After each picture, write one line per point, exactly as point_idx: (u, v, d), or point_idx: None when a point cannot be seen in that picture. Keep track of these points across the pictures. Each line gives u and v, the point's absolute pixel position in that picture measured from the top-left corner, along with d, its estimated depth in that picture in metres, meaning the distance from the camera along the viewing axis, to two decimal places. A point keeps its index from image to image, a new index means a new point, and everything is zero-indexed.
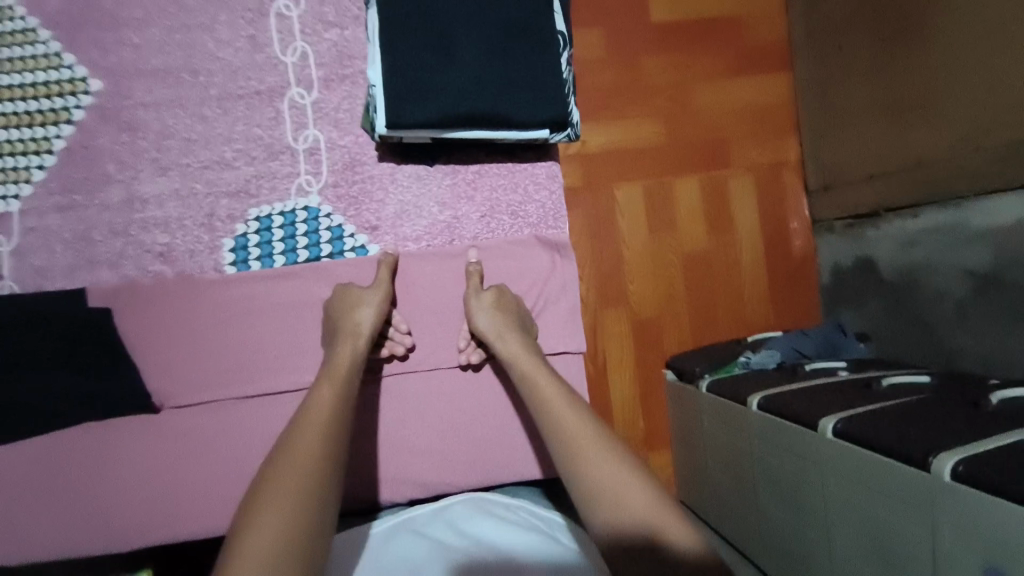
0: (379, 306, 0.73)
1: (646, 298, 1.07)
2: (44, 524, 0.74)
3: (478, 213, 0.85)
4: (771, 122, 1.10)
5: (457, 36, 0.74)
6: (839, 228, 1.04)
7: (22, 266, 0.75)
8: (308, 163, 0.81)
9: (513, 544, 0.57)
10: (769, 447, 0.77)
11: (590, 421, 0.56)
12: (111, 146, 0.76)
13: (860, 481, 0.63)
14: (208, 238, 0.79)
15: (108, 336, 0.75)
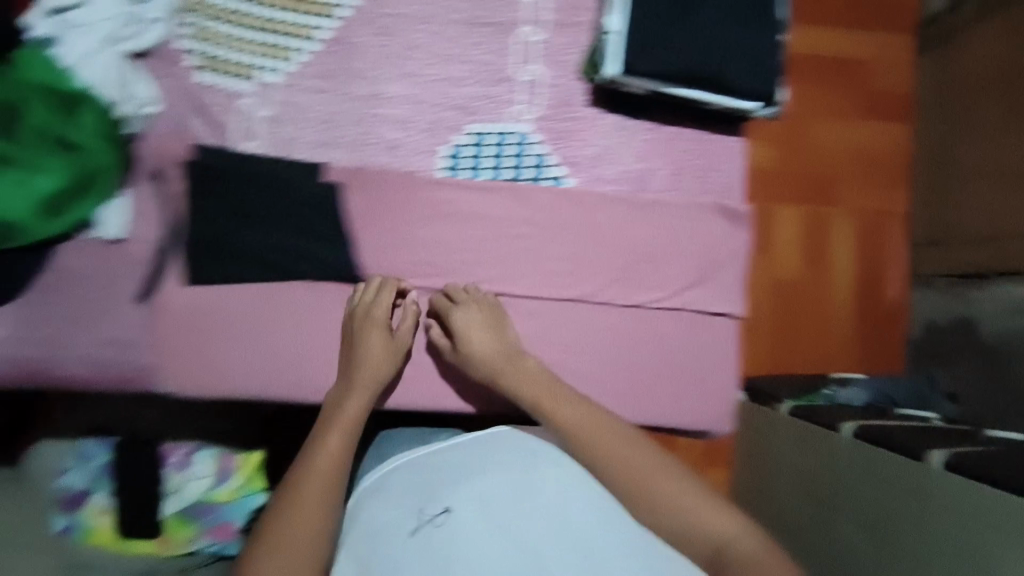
0: (388, 357, 0.81)
1: (751, 307, 1.30)
2: (248, 363, 0.82)
3: (667, 170, 0.91)
4: (885, 171, 1.33)
5: (696, 1, 0.80)
6: (940, 283, 1.25)
7: (276, 135, 0.85)
8: (526, 94, 0.88)
9: (545, 479, 0.66)
10: (856, 476, 0.83)
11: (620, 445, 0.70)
12: (365, 46, 0.85)
13: (966, 512, 0.66)
14: (429, 142, 0.87)
15: (335, 209, 0.85)
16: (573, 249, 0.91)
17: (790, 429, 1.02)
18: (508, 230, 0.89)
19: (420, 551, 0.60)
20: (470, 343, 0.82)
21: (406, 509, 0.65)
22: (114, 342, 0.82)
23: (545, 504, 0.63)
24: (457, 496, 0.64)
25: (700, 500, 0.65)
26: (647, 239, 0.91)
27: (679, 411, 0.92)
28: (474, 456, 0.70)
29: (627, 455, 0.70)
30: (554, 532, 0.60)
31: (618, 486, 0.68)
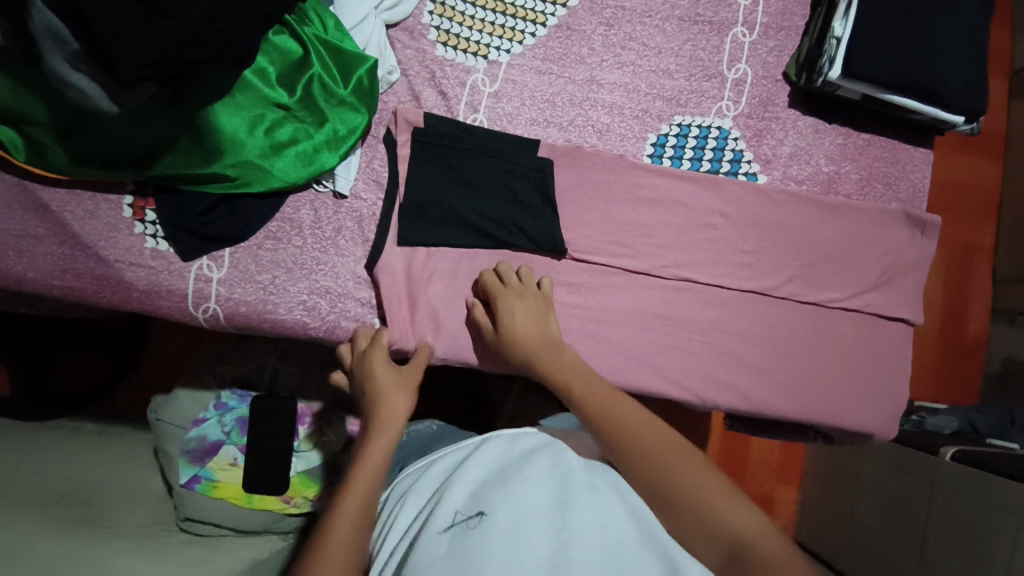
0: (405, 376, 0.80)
1: None
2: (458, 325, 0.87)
3: (858, 175, 0.94)
4: (971, 208, 1.75)
5: (922, 16, 0.85)
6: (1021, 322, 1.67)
7: (498, 110, 0.89)
8: (732, 92, 0.92)
9: (578, 482, 0.61)
10: (948, 495, 1.27)
11: (644, 437, 0.65)
12: (590, 34, 0.90)
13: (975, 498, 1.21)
14: (638, 129, 0.91)
15: (547, 185, 0.87)
16: (763, 245, 0.92)
17: (956, 477, 1.26)
18: (702, 221, 0.91)
19: (451, 551, 0.54)
20: (508, 322, 0.80)
21: (442, 510, 0.59)
22: (329, 292, 0.85)
23: (582, 509, 0.57)
24: (494, 500, 0.58)
25: (716, 496, 0.59)
26: (834, 240, 0.93)
27: (850, 415, 0.93)
28: (508, 461, 0.65)
29: (643, 434, 0.65)
30: (585, 539, 0.53)
31: (625, 462, 0.64)
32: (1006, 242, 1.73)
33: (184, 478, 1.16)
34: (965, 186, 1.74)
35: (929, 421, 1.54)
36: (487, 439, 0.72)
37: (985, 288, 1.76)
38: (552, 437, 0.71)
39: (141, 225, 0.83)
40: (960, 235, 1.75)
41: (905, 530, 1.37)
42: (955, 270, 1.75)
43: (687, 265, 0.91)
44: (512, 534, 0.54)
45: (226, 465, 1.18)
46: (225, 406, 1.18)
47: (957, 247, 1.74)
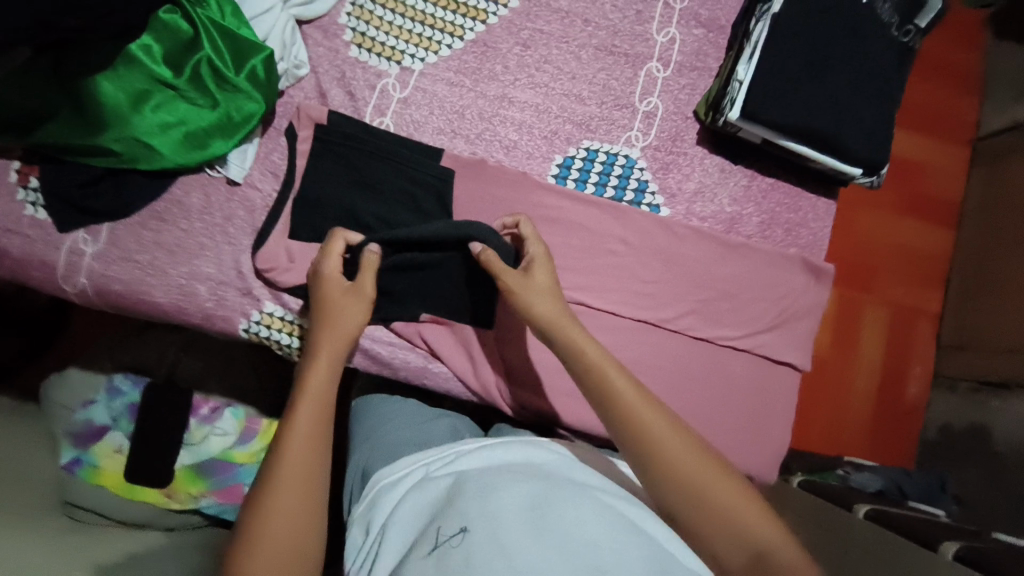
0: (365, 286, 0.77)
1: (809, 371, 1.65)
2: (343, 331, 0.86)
3: (759, 218, 0.95)
4: (917, 269, 1.76)
5: (834, 67, 0.86)
6: (961, 389, 1.67)
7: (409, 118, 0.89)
8: (642, 124, 0.93)
9: (556, 491, 0.59)
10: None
11: (687, 449, 0.63)
12: (506, 52, 0.91)
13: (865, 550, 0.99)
14: (545, 150, 0.92)
15: (444, 193, 0.87)
16: (661, 277, 0.93)
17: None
18: (600, 246, 0.92)
19: (443, 570, 0.51)
20: (531, 275, 0.77)
21: (429, 529, 0.57)
22: (209, 279, 0.83)
23: (566, 517, 0.54)
24: (473, 510, 0.56)
25: (744, 504, 0.60)
26: (731, 278, 0.94)
27: (734, 457, 0.92)
28: (489, 472, 0.63)
29: (675, 448, 0.63)
30: (568, 556, 0.51)
31: (664, 475, 0.62)
32: (950, 310, 1.74)
33: (64, 459, 1.12)
34: (913, 248, 1.75)
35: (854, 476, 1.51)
36: (464, 449, 0.69)
37: (927, 352, 1.75)
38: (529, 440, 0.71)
39: (24, 192, 0.81)
40: (904, 297, 1.75)
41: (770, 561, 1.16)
42: (896, 328, 1.74)
43: (581, 288, 0.91)
44: (491, 549, 0.51)
45: (110, 452, 1.13)
46: (117, 391, 1.14)
47: (897, 308, 1.74)
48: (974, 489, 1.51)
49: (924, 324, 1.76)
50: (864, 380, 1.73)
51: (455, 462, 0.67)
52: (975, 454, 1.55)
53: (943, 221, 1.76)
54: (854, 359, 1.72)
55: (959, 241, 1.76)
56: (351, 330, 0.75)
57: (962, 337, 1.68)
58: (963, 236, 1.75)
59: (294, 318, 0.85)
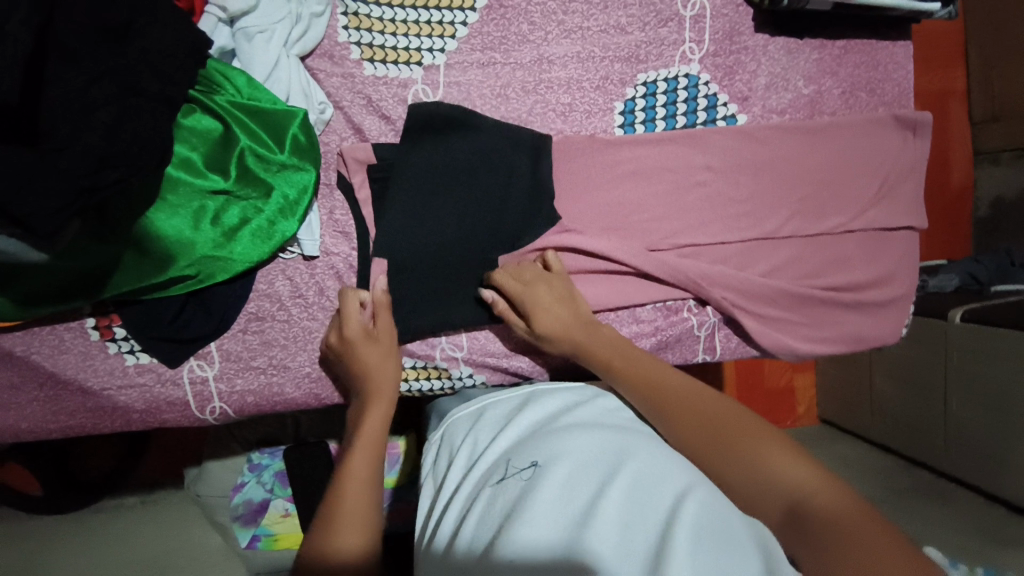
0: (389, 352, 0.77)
1: None
2: (474, 352, 0.85)
3: (840, 89, 0.88)
4: (936, 53, 1.66)
5: None
6: (1005, 159, 1.61)
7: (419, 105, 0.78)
8: (693, 31, 0.84)
9: (635, 437, 0.59)
10: (964, 353, 1.30)
11: (703, 400, 0.64)
12: (525, 6, 0.80)
13: None
14: (602, 100, 0.83)
15: (519, 188, 0.81)
16: (754, 189, 0.88)
17: (969, 336, 1.29)
18: (689, 182, 0.86)
19: (507, 498, 0.54)
20: (536, 315, 0.76)
21: (496, 468, 0.59)
22: (330, 358, 0.81)
23: (641, 462, 0.54)
24: (546, 450, 0.57)
25: (771, 453, 0.56)
26: (827, 164, 0.88)
27: (871, 337, 0.92)
28: (560, 418, 0.64)
29: (693, 399, 0.64)
30: (647, 494, 0.50)
31: (683, 429, 0.61)
32: (977, 80, 1.64)
33: (243, 541, 1.12)
34: (926, 34, 1.65)
35: (932, 283, 1.55)
36: (537, 391, 0.72)
37: (962, 133, 1.69)
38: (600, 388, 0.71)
39: (114, 344, 0.77)
40: (931, 85, 1.67)
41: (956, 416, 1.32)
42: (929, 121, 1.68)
43: (683, 231, 0.86)
44: (565, 480, 0.53)
45: (280, 517, 1.13)
46: (260, 465, 1.16)
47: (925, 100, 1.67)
48: None
49: (956, 106, 1.68)
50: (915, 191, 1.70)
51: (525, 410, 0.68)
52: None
53: None
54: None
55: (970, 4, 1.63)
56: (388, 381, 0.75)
57: (995, 108, 1.61)
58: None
59: (423, 362, 0.84)
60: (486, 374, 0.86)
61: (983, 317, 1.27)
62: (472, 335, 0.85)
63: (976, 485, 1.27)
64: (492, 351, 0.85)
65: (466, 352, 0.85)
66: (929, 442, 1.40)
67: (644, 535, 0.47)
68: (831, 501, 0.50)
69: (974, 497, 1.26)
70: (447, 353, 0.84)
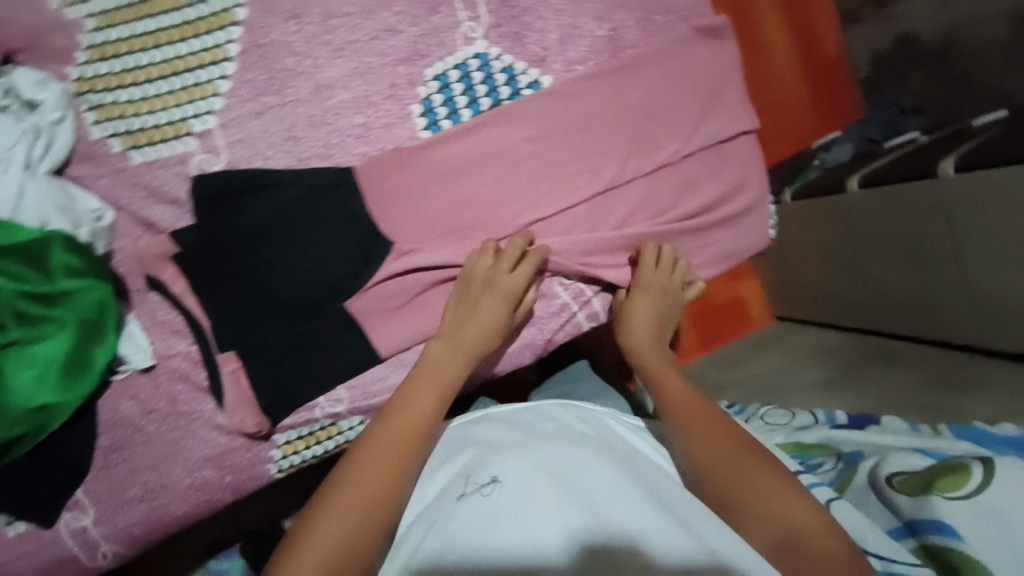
0: (491, 338, 0.79)
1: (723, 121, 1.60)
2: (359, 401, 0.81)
3: (635, 19, 0.85)
4: None
5: None
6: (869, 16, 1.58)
7: (204, 179, 0.74)
8: (466, 8, 0.79)
9: (589, 447, 0.66)
10: (867, 216, 1.32)
11: (717, 429, 0.68)
12: (283, 38, 0.74)
13: (967, 207, 1.10)
14: (398, 109, 0.79)
15: (342, 223, 0.78)
16: (583, 146, 0.85)
17: (869, 201, 1.30)
18: (516, 161, 0.83)
19: (471, 514, 0.58)
20: (631, 319, 0.85)
21: (457, 486, 0.64)
22: (207, 462, 0.78)
23: (590, 475, 0.61)
24: (508, 462, 0.63)
25: (764, 484, 0.61)
26: (646, 98, 0.86)
27: (740, 248, 0.93)
28: (520, 432, 0.69)
29: (702, 426, 0.69)
30: (593, 505, 0.57)
31: (706, 462, 0.65)
32: None
33: None
34: None
35: (829, 157, 1.56)
36: (496, 410, 0.76)
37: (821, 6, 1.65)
38: (567, 402, 0.78)
39: None
40: None
41: (887, 283, 1.34)
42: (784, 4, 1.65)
43: (524, 209, 0.83)
44: (523, 489, 0.59)
45: None
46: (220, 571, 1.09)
47: None
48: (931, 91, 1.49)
49: None
50: (785, 66, 1.66)
51: (479, 427, 0.73)
52: (914, 64, 1.48)
53: None
54: (766, 56, 1.64)
55: None
56: (453, 378, 0.74)
57: None
58: None
59: (308, 428, 0.80)
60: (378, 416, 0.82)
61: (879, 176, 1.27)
62: (351, 385, 0.81)
63: (919, 334, 1.29)
64: (374, 392, 0.81)
65: (347, 404, 0.80)
66: (868, 313, 1.42)
67: (631, 516, 0.56)
68: (815, 535, 0.56)
69: (915, 347, 1.28)
70: (328, 410, 0.80)
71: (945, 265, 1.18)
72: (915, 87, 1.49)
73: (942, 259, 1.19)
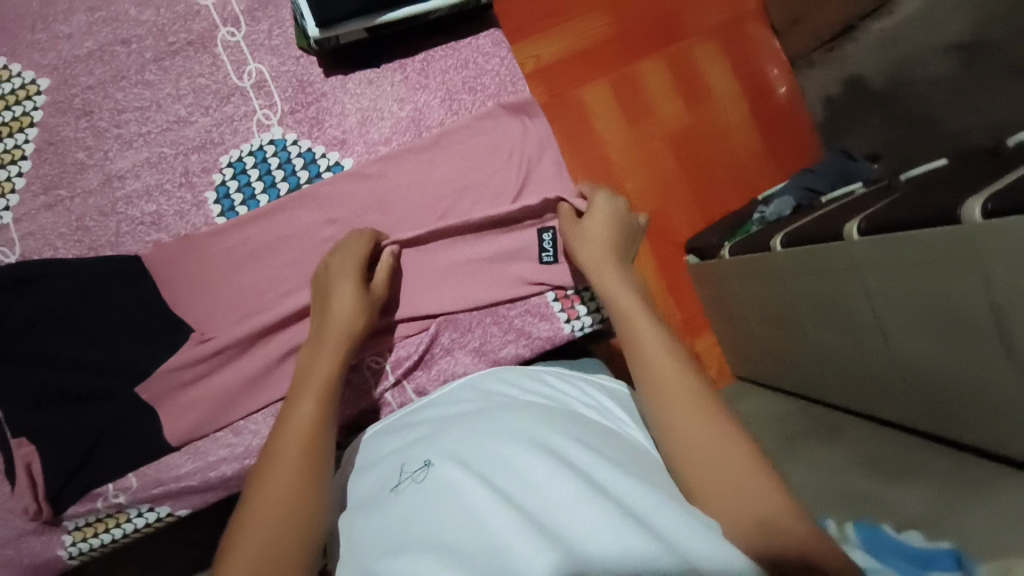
0: (360, 314, 0.73)
1: (643, 186, 1.33)
2: (149, 487, 0.79)
3: (438, 99, 0.85)
4: None
5: None
6: (817, 58, 1.34)
7: None
8: (260, 97, 0.81)
9: (530, 421, 0.61)
10: (795, 274, 0.94)
11: (696, 390, 0.60)
12: (74, 135, 0.79)
13: (895, 268, 0.73)
14: (192, 196, 0.81)
15: (133, 307, 0.79)
16: (388, 225, 0.83)
17: (794, 261, 0.93)
18: (314, 241, 0.82)
19: (404, 501, 0.56)
20: (582, 235, 0.76)
21: (392, 470, 0.61)
22: (8, 542, 0.80)
23: (525, 457, 0.56)
24: (443, 441, 0.61)
25: (746, 471, 0.54)
26: (453, 174, 0.84)
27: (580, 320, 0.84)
28: (455, 413, 0.66)
29: (677, 387, 0.60)
30: (537, 492, 0.53)
31: (679, 436, 0.58)
32: None
33: None
34: None
35: (770, 212, 1.20)
36: (453, 388, 0.73)
37: (771, 48, 1.36)
38: (470, 378, 0.74)
39: None
40: (717, 13, 1.34)
41: (829, 355, 0.95)
42: (730, 43, 1.35)
43: None
44: (462, 467, 0.56)
45: None
46: None
47: (718, 27, 1.34)
48: (880, 138, 1.28)
49: (756, 27, 1.36)
50: (736, 115, 1.35)
51: (414, 416, 0.70)
52: (865, 107, 1.31)
53: None
54: (711, 107, 1.35)
55: None
56: (330, 374, 0.67)
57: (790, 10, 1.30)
58: None
59: (96, 516, 0.80)
60: (171, 503, 0.80)
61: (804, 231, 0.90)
62: (142, 472, 0.80)
63: (859, 411, 0.93)
64: (164, 480, 0.79)
65: (132, 493, 0.79)
66: (810, 379, 1.04)
67: (575, 493, 0.51)
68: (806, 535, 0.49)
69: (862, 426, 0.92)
70: (111, 500, 0.79)
71: (879, 336, 0.81)
72: (868, 130, 1.29)
73: (869, 327, 0.83)
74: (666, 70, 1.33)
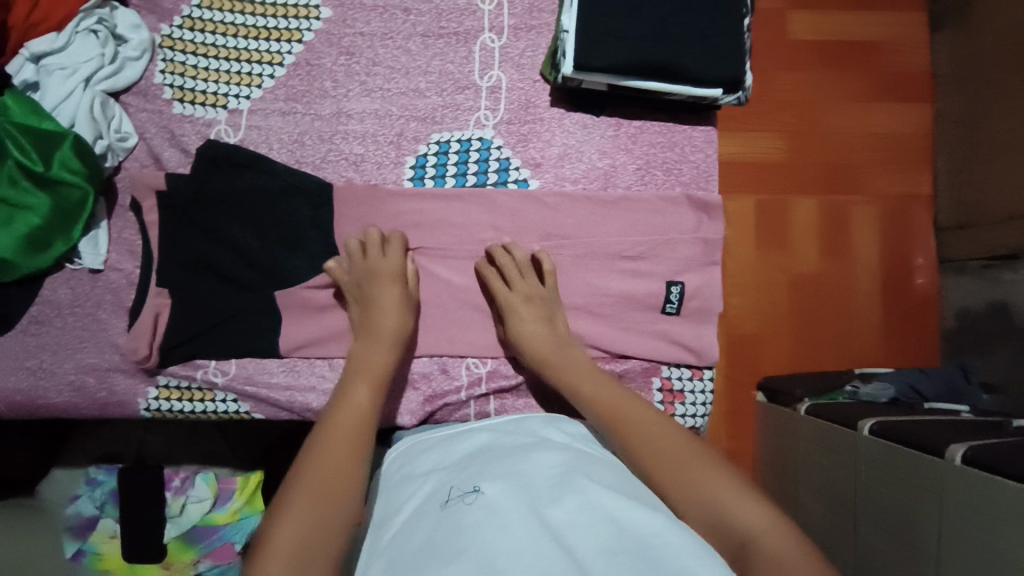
0: (406, 314, 0.82)
1: (747, 310, 1.31)
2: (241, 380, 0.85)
3: (635, 165, 0.90)
4: (903, 153, 1.36)
5: None
6: (973, 268, 1.25)
7: (216, 144, 0.86)
8: (489, 100, 0.89)
9: (589, 471, 0.61)
10: (873, 480, 0.88)
11: (730, 476, 0.62)
12: (330, 66, 0.89)
13: (984, 514, 0.68)
14: (394, 155, 0.88)
15: (302, 224, 0.87)
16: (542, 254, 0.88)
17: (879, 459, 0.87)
18: (474, 238, 0.87)
19: (446, 519, 0.56)
20: (519, 316, 0.83)
21: (439, 490, 0.61)
22: (94, 370, 0.85)
23: (575, 499, 0.56)
24: (494, 471, 0.62)
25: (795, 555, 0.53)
26: (619, 235, 0.88)
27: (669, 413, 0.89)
28: (509, 450, 0.66)
29: (705, 478, 0.61)
30: (580, 529, 0.52)
31: (715, 524, 0.58)
32: (943, 186, 1.32)
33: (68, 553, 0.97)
34: (888, 132, 1.35)
35: (864, 391, 1.10)
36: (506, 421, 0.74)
37: (925, 239, 1.34)
38: (518, 418, 0.75)
39: None
40: (891, 184, 1.35)
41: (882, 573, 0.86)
42: (888, 216, 1.34)
43: (464, 284, 0.87)
44: (508, 495, 0.57)
45: (108, 536, 0.98)
46: (94, 481, 0.99)
47: (886, 198, 1.34)
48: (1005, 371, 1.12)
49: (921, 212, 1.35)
50: (865, 286, 1.33)
51: (462, 443, 0.70)
52: (1002, 336, 1.15)
53: (926, 96, 1.37)
54: (847, 268, 1.33)
55: (938, 113, 1.35)
56: (386, 366, 0.77)
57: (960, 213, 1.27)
58: (943, 106, 1.34)
59: (186, 383, 0.86)
60: (249, 402, 0.86)
61: (901, 427, 0.84)
62: (242, 364, 0.86)
63: None
64: (255, 381, 0.85)
65: (227, 378, 0.85)
66: None
67: (613, 543, 0.51)
68: None
69: None
70: (208, 376, 0.85)
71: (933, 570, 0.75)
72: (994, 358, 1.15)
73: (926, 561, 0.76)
74: (817, 215, 1.33)
